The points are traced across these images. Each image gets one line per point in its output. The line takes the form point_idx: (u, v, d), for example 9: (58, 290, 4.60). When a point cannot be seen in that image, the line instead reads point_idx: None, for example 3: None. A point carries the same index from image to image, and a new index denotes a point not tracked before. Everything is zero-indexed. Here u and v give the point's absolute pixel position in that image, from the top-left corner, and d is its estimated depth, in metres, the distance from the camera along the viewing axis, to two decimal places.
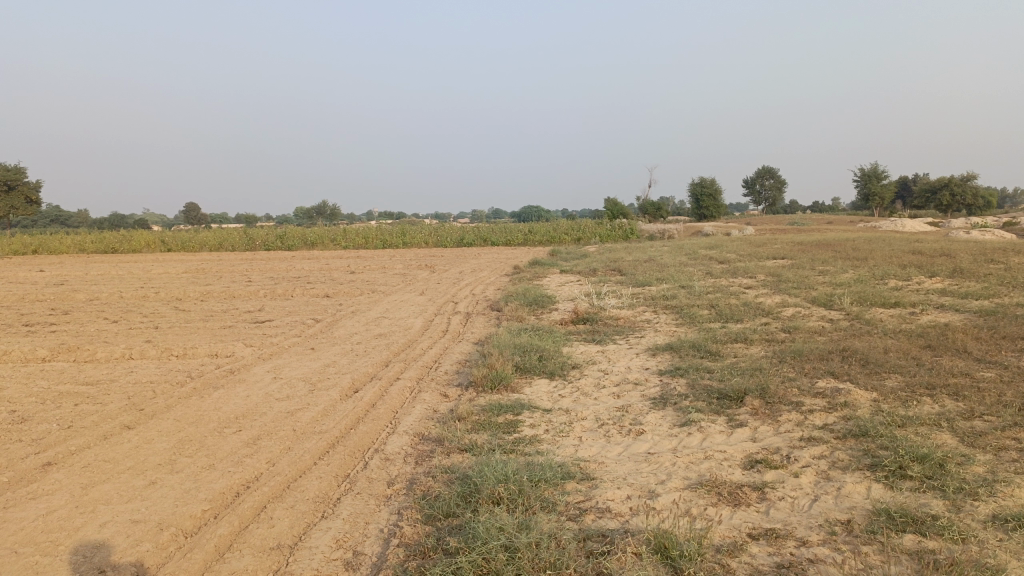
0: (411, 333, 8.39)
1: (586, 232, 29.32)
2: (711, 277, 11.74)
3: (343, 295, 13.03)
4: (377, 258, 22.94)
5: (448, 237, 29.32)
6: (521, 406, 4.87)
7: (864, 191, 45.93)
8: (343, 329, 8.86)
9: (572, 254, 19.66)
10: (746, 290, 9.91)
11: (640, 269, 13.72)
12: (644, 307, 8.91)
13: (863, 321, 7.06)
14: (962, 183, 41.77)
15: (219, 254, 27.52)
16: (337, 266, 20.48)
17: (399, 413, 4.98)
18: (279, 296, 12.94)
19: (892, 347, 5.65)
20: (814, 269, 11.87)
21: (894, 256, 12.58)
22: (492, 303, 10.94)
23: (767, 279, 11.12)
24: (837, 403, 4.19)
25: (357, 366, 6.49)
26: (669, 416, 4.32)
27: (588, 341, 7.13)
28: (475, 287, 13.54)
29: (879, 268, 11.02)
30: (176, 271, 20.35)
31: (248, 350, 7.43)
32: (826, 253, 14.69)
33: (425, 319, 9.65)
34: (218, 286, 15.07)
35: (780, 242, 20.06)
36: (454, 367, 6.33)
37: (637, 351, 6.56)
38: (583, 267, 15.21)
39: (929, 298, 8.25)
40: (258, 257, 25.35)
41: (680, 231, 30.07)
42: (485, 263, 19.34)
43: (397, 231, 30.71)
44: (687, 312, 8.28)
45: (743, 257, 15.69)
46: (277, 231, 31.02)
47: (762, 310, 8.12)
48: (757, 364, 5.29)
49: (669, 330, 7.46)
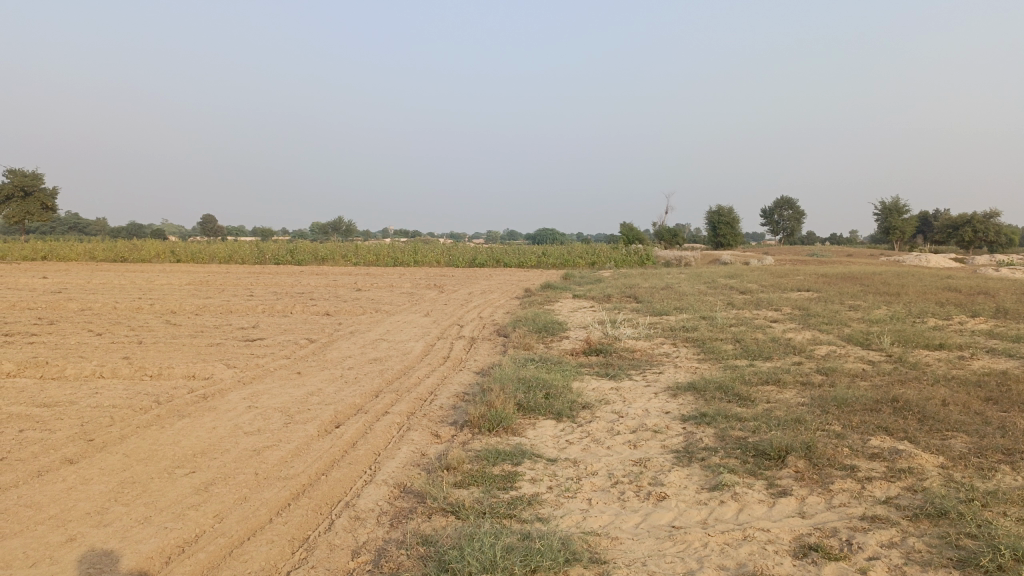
0: (409, 359, 7.74)
1: (600, 257, 28.66)
2: (733, 308, 11.05)
3: (345, 313, 12.41)
4: (386, 276, 22.39)
5: (461, 257, 28.79)
6: (522, 454, 4.20)
7: (885, 224, 45.04)
8: (336, 351, 8.22)
9: (585, 278, 19.01)
10: (772, 324, 9.21)
11: (657, 297, 13.02)
12: (662, 339, 8.23)
13: (908, 366, 6.35)
14: (986, 220, 40.85)
15: (229, 267, 27.09)
16: (344, 282, 19.92)
17: (381, 456, 4.32)
18: (278, 313, 12.36)
19: (950, 398, 4.94)
20: (843, 304, 11.14)
21: (928, 293, 11.81)
22: (499, 328, 10.28)
23: (795, 312, 10.39)
24: (898, 470, 3.49)
25: (343, 396, 5.84)
26: (696, 475, 3.64)
27: (601, 376, 6.45)
28: (483, 310, 12.90)
29: (914, 306, 10.27)
30: (180, 283, 19.86)
31: (229, 372, 6.81)
32: (854, 287, 13.94)
33: (426, 343, 9.00)
34: (217, 300, 14.52)
35: (801, 274, 19.35)
36: (451, 401, 5.67)
37: (656, 389, 5.86)
38: (597, 293, 14.53)
39: (977, 341, 7.51)
40: (266, 271, 24.87)
41: (697, 257, 29.37)
42: (496, 285, 18.69)
43: (409, 249, 30.19)
44: (710, 346, 7.57)
45: (765, 288, 14.97)
46: (288, 245, 30.61)
47: (793, 348, 7.42)
48: (795, 414, 4.59)
49: (691, 367, 6.77)
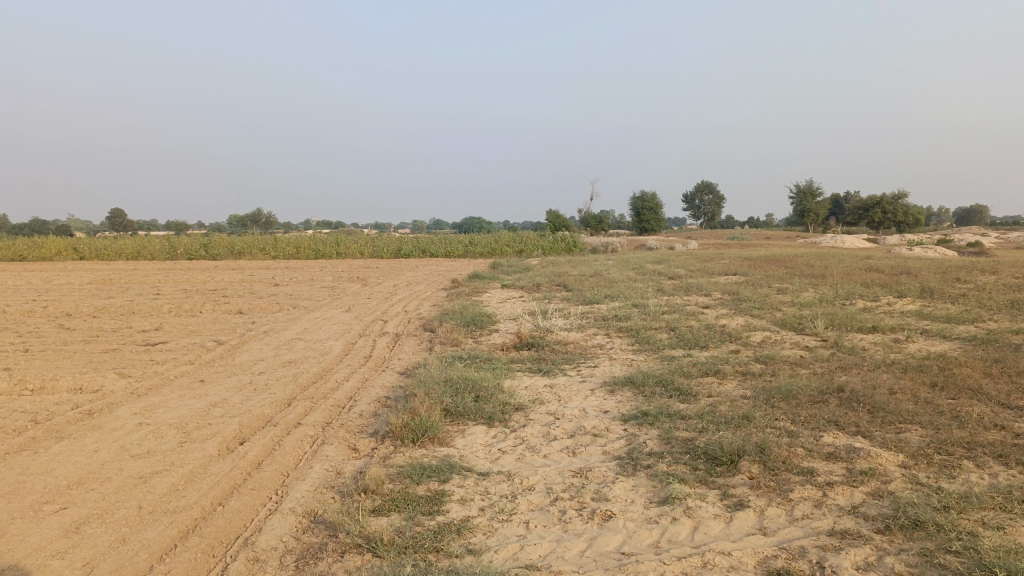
0: (326, 360, 7.18)
1: (527, 244, 28.37)
2: (664, 295, 10.85)
3: (259, 311, 11.68)
4: (306, 269, 21.54)
5: (385, 248, 28.04)
6: (449, 469, 3.75)
7: (800, 207, 46.30)
8: (247, 354, 7.58)
9: (514, 267, 18.63)
10: (705, 310, 9.01)
11: (586, 285, 12.74)
12: (595, 330, 7.91)
13: (846, 352, 6.17)
14: (894, 201, 42.43)
15: (138, 264, 25.67)
16: (261, 277, 18.99)
17: (289, 478, 3.81)
18: (186, 312, 11.54)
19: (896, 386, 4.74)
20: (772, 287, 11.08)
21: (853, 274, 11.89)
22: (424, 322, 9.77)
23: (726, 298, 10.24)
24: (860, 473, 3.21)
25: (250, 406, 5.26)
26: (643, 487, 3.28)
27: (533, 373, 6.06)
28: (408, 303, 12.36)
29: (842, 287, 10.26)
30: (82, 282, 18.58)
31: (122, 384, 6.13)
32: (779, 270, 13.99)
33: (346, 341, 8.43)
34: (120, 301, 13.51)
35: (726, 258, 19.46)
36: (371, 408, 5.18)
37: (592, 386, 5.50)
38: (525, 282, 14.15)
39: (908, 323, 7.44)
40: (177, 268, 23.59)
41: (623, 244, 29.42)
42: (421, 277, 18.12)
43: (331, 241, 29.23)
44: (645, 336, 7.27)
45: (693, 273, 14.91)
46: (202, 240, 29.22)
47: (729, 335, 7.19)
48: (742, 410, 4.29)
49: (626, 359, 6.44)
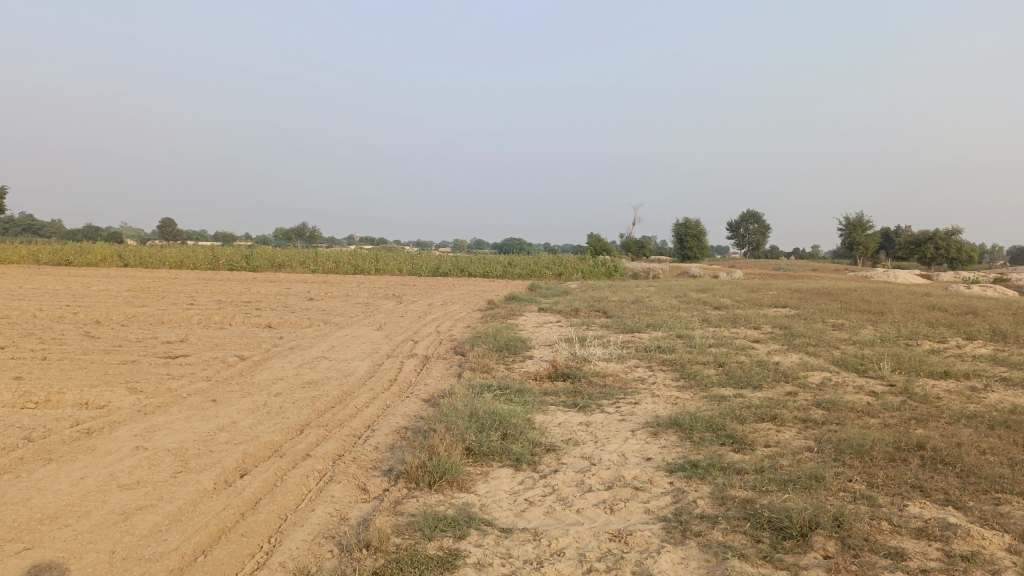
0: (348, 382, 6.75)
1: (567, 268, 27.86)
2: (710, 326, 10.25)
3: (288, 325, 11.35)
4: (343, 284, 21.35)
5: (424, 266, 27.79)
6: (466, 521, 3.27)
7: (849, 240, 45.06)
8: (267, 372, 7.20)
9: (552, 290, 18.11)
10: (755, 345, 8.40)
11: (628, 312, 12.17)
12: (636, 362, 7.38)
13: (918, 401, 5.54)
14: (947, 237, 40.98)
15: (178, 272, 25.76)
16: (297, 291, 18.78)
17: (286, 523, 3.36)
18: (215, 324, 11.27)
19: (985, 445, 4.13)
20: (827, 323, 10.39)
21: (914, 311, 11.15)
22: (456, 345, 9.32)
23: (778, 332, 9.59)
24: (962, 559, 2.64)
25: (257, 431, 4.85)
26: (694, 561, 2.76)
27: (568, 409, 5.54)
28: (441, 323, 11.93)
29: (903, 326, 9.55)
30: (120, 289, 18.58)
31: (130, 400, 5.78)
32: (832, 304, 13.28)
33: (372, 362, 8.00)
34: (152, 309, 13.34)
35: (773, 289, 18.73)
36: (388, 441, 4.72)
37: (633, 426, 4.97)
38: (563, 306, 13.64)
39: (984, 369, 6.75)
40: (217, 278, 23.57)
41: (665, 270, 28.78)
42: (457, 296, 17.73)
43: (370, 257, 29.09)
44: (691, 371, 6.70)
45: (740, 303, 14.24)
46: (244, 251, 29.33)
47: (783, 374, 6.59)
48: (807, 467, 3.73)
49: (671, 397, 5.89)
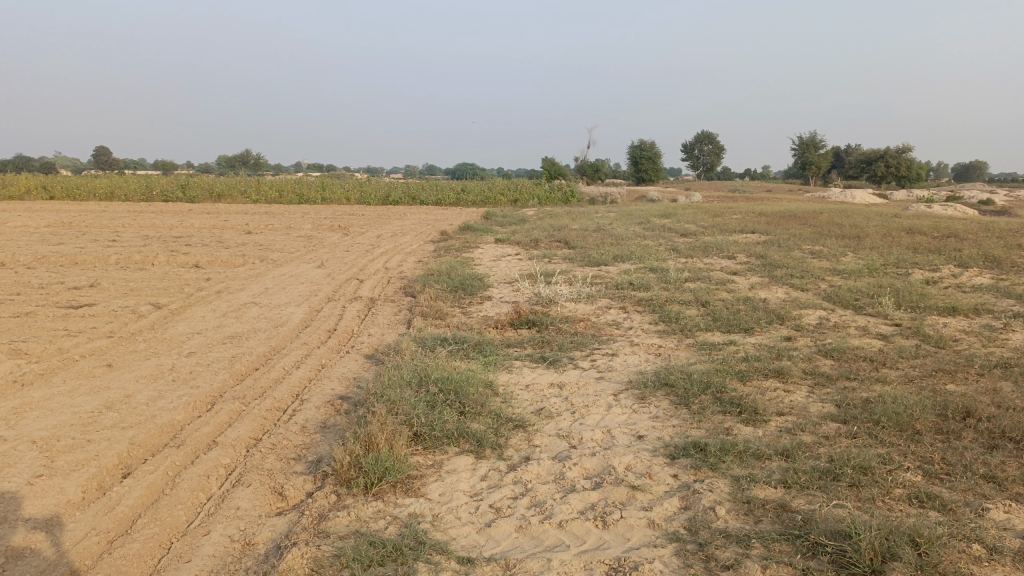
0: (279, 334, 5.81)
1: (522, 193, 26.82)
2: (681, 256, 9.48)
3: (219, 264, 10.23)
4: (287, 215, 20.05)
5: (373, 194, 26.49)
6: (413, 548, 2.43)
7: (802, 160, 44.76)
8: (184, 323, 6.20)
9: (508, 218, 17.15)
10: (735, 278, 7.66)
11: (591, 242, 11.31)
12: (607, 302, 6.58)
13: (934, 346, 4.85)
14: (898, 156, 40.92)
15: (109, 204, 24.06)
16: (234, 224, 17.46)
17: (168, 559, 2.48)
18: (136, 264, 10.12)
19: None
20: (804, 250, 9.70)
21: (892, 235, 10.54)
22: (406, 284, 8.40)
23: (754, 262, 8.86)
24: None
25: (154, 411, 3.92)
26: None
27: (535, 365, 4.71)
28: (389, 258, 10.92)
29: (887, 252, 8.91)
30: (39, 224, 17.03)
31: (7, 367, 4.78)
32: (803, 228, 12.64)
33: (309, 307, 7.04)
34: (68, 248, 12.02)
35: (736, 212, 18.10)
36: (319, 416, 3.85)
37: (615, 387, 4.18)
38: (521, 236, 12.71)
39: (992, 303, 6.11)
40: (149, 210, 22.00)
41: (622, 195, 28.01)
42: (409, 226, 16.70)
43: (316, 185, 27.58)
44: (672, 313, 5.92)
45: (706, 229, 13.53)
46: (181, 181, 27.51)
47: (775, 311, 5.84)
48: (846, 451, 2.96)
49: (654, 347, 5.09)
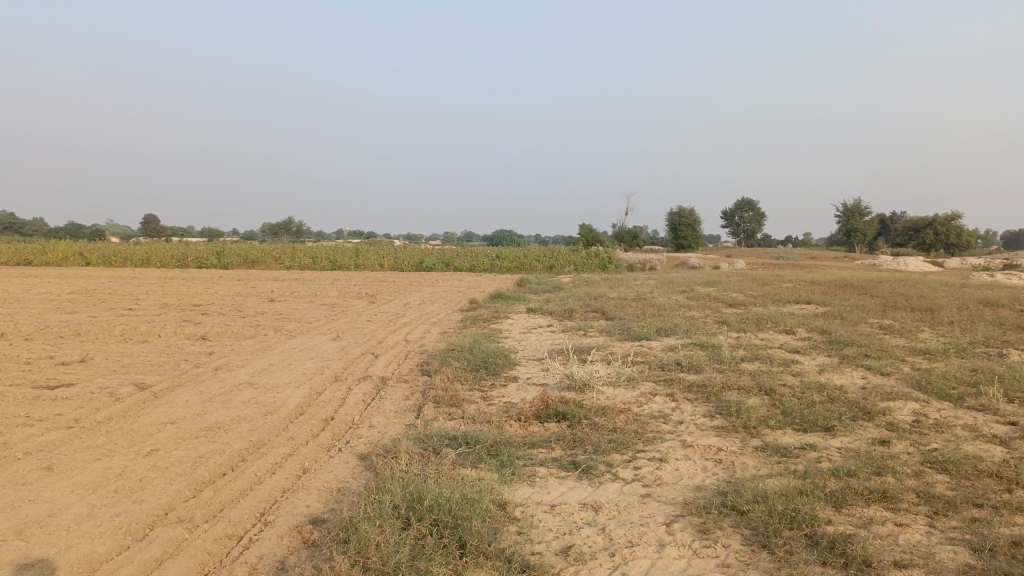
0: (266, 424, 4.95)
1: (559, 260, 26.08)
2: (733, 331, 8.48)
3: (228, 335, 9.51)
4: (318, 282, 19.54)
5: (406, 260, 25.96)
6: None
7: (845, 227, 43.49)
8: (161, 410, 5.39)
9: (542, 285, 16.33)
10: (799, 357, 6.65)
11: (631, 312, 10.38)
12: (651, 387, 5.62)
13: None
14: (947, 222, 39.50)
15: (142, 271, 23.85)
16: (261, 291, 16.92)
17: None
18: (142, 335, 9.44)
19: None
20: (872, 325, 8.63)
21: (970, 308, 9.43)
22: (424, 361, 7.53)
23: (818, 338, 7.82)
24: None
25: (72, 541, 3.06)
26: None
27: (563, 475, 3.76)
28: (412, 330, 10.11)
29: (971, 328, 7.81)
30: (63, 291, 16.65)
31: None
32: (863, 299, 11.57)
33: (310, 388, 6.21)
34: (79, 317, 11.43)
35: (785, 280, 17.06)
36: (277, 552, 2.94)
37: (668, 514, 3.21)
38: (556, 306, 11.84)
39: None
40: (181, 276, 21.68)
41: (662, 262, 27.11)
42: (439, 294, 15.96)
43: (350, 251, 27.22)
44: (730, 403, 4.94)
45: (756, 299, 12.52)
46: (216, 247, 27.34)
47: (858, 403, 4.82)
48: None
49: (712, 451, 4.10)
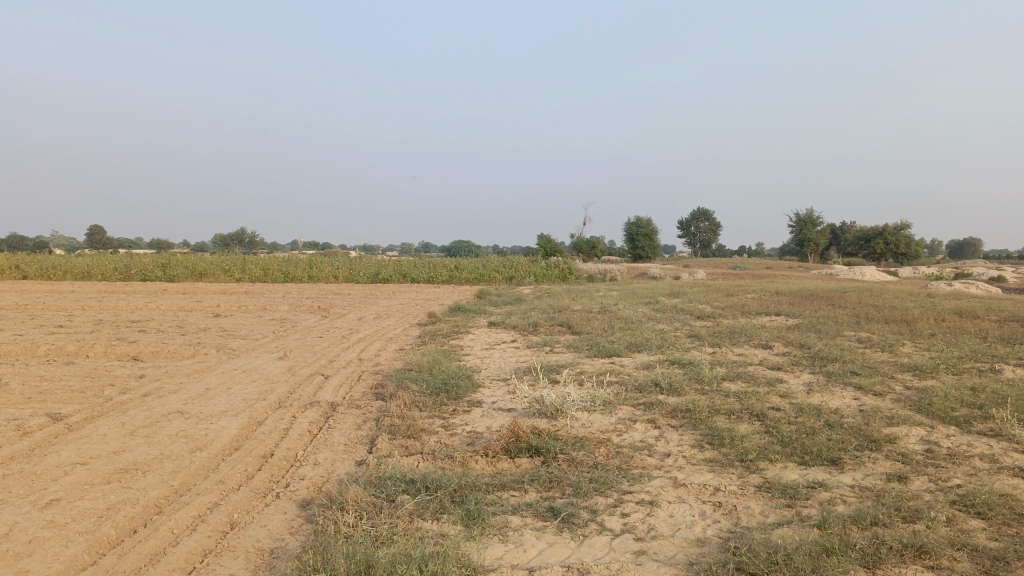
0: (193, 464, 4.29)
1: (518, 271, 25.56)
2: (707, 346, 8.02)
3: (165, 355, 8.74)
4: (269, 295, 18.74)
5: (362, 272, 25.19)
6: None
7: (799, 237, 43.86)
8: (72, 447, 4.67)
9: (503, 298, 15.78)
10: (782, 376, 6.20)
11: (597, 326, 9.88)
12: (628, 412, 5.10)
13: None
14: (897, 232, 40.10)
15: (81, 284, 22.63)
16: (207, 305, 16.05)
17: None
18: (68, 356, 8.61)
19: None
20: (850, 338, 8.26)
21: (945, 319, 9.13)
22: (379, 382, 6.91)
23: (797, 353, 7.41)
24: None
25: None
26: None
27: (540, 527, 3.20)
28: (367, 347, 9.45)
29: (953, 342, 7.47)
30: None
31: None
32: (833, 310, 11.28)
33: (249, 417, 5.54)
34: (3, 336, 10.51)
35: (750, 291, 16.81)
36: None
37: None
38: (518, 319, 11.29)
39: None
40: (123, 290, 20.62)
41: (622, 272, 26.80)
42: (396, 307, 15.31)
43: (303, 263, 26.34)
44: (721, 432, 4.43)
45: (724, 310, 12.15)
46: (162, 259, 26.18)
47: (860, 430, 4.35)
48: None
49: (709, 491, 3.58)
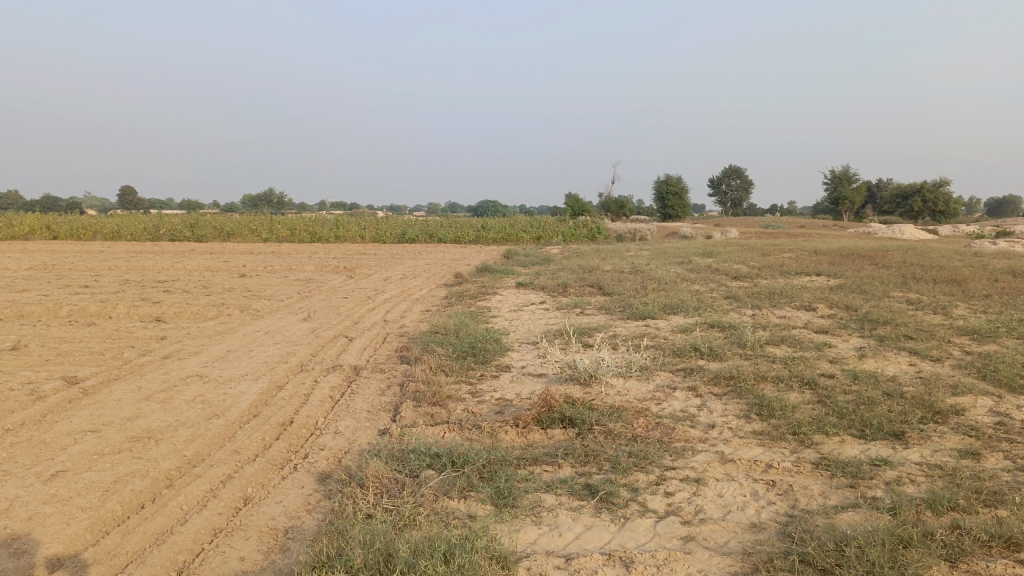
0: (208, 432, 4.07)
1: (546, 231, 25.14)
2: (746, 307, 7.65)
3: (187, 316, 8.58)
4: (295, 255, 18.61)
5: (389, 232, 24.95)
6: None
7: (834, 195, 42.71)
8: (86, 413, 4.49)
9: (531, 257, 15.43)
10: (830, 340, 5.84)
11: (630, 287, 9.53)
12: (667, 379, 4.79)
13: None
14: (936, 189, 38.84)
15: (111, 245, 22.68)
16: (234, 265, 15.93)
17: None
18: (91, 317, 8.48)
19: None
20: (897, 300, 7.82)
21: (999, 280, 8.63)
22: (404, 345, 6.67)
23: (843, 315, 7.03)
24: None
25: None
26: None
27: (577, 507, 2.92)
28: (392, 308, 9.21)
29: (1011, 304, 7.02)
30: (22, 267, 15.59)
31: None
32: (876, 269, 10.79)
33: (270, 381, 5.33)
34: (29, 296, 10.44)
35: (786, 250, 16.26)
36: None
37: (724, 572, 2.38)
38: (547, 279, 10.97)
39: None
40: (152, 251, 20.61)
41: (652, 232, 26.25)
42: (422, 268, 15.04)
43: (330, 223, 26.16)
44: (769, 401, 4.11)
45: (761, 270, 11.71)
46: (190, 219, 26.17)
47: (922, 400, 4.00)
48: None
49: (760, 468, 3.28)
